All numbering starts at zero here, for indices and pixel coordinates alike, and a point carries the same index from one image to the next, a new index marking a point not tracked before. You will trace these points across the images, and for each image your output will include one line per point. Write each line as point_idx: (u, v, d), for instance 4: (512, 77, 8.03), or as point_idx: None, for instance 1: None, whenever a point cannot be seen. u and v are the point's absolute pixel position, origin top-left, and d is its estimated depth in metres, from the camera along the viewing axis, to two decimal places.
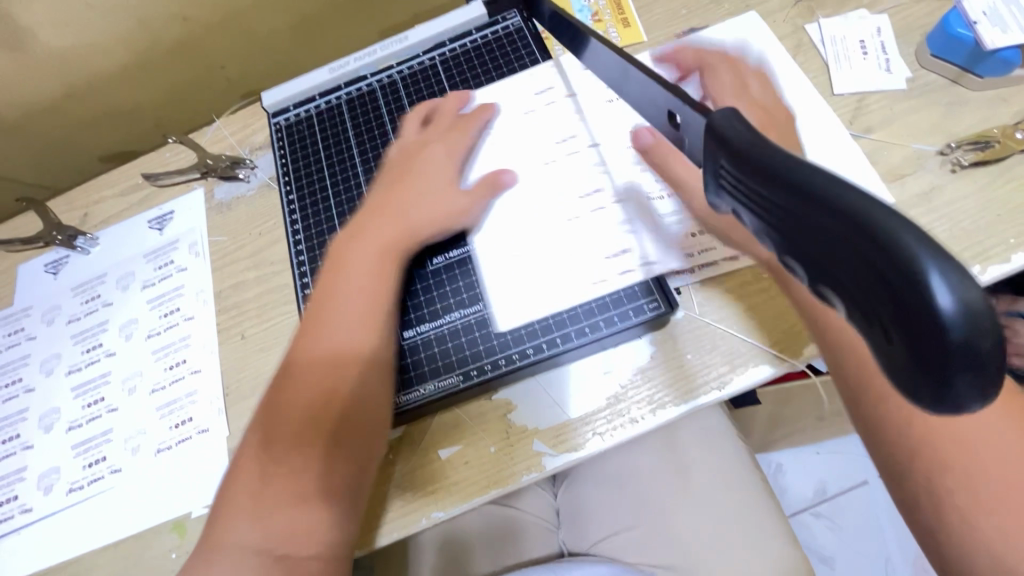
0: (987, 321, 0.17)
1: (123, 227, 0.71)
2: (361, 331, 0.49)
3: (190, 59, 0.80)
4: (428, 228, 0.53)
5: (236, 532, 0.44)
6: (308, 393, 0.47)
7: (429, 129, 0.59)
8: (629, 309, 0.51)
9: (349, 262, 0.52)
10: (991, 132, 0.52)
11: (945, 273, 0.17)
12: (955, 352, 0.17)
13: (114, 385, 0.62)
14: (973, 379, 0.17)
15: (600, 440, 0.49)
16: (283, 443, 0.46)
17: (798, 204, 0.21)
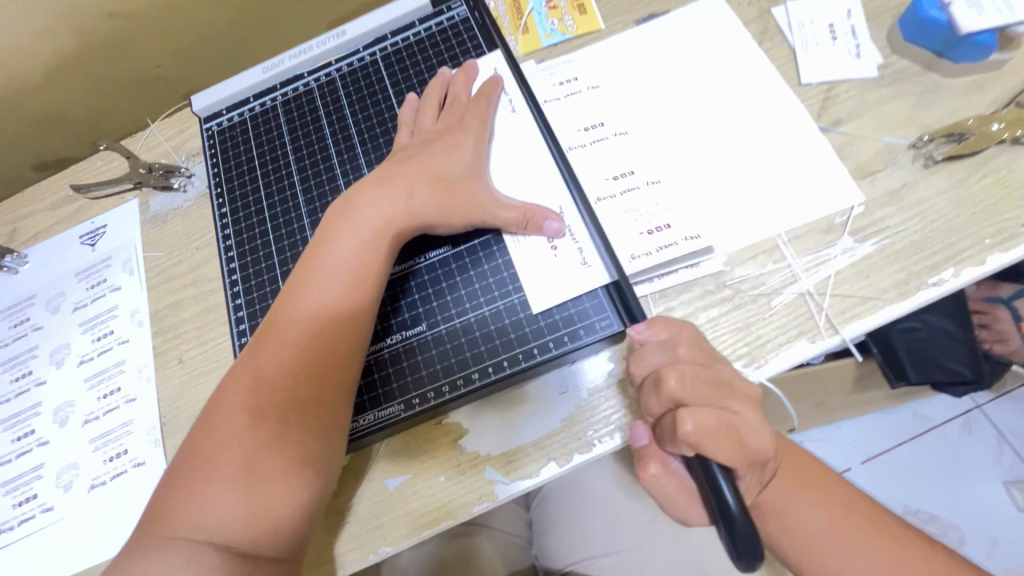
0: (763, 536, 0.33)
1: (53, 243, 0.66)
2: (334, 310, 0.45)
3: (121, 58, 0.74)
4: (395, 220, 0.48)
5: (184, 514, 0.40)
6: (279, 377, 0.43)
7: (446, 116, 0.54)
8: (579, 327, 0.47)
9: (338, 241, 0.48)
10: (966, 122, 0.49)
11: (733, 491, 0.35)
12: (737, 531, 0.34)
13: (46, 416, 0.58)
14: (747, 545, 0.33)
15: (554, 467, 0.46)
16: (250, 426, 0.42)
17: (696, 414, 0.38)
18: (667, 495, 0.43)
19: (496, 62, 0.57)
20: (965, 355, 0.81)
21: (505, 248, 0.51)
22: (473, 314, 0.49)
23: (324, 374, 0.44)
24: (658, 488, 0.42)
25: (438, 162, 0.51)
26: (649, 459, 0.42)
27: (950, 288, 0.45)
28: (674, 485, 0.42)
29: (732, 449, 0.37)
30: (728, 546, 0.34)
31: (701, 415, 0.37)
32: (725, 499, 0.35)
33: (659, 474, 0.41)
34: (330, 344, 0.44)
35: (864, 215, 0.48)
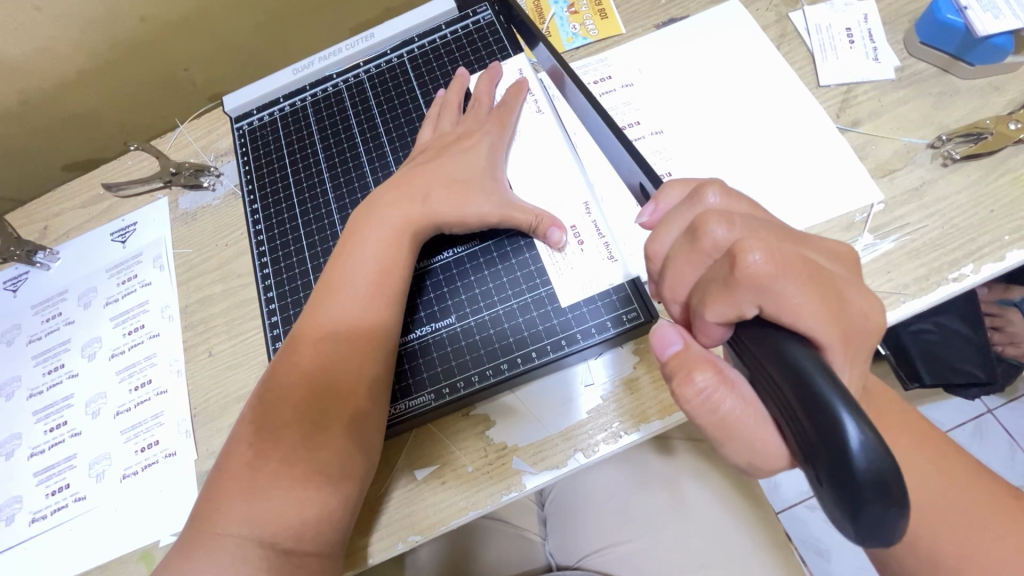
0: (891, 472, 0.25)
1: (84, 240, 0.68)
2: (363, 311, 0.46)
3: (151, 61, 0.76)
4: (415, 218, 0.50)
5: (227, 512, 0.41)
6: (315, 377, 0.45)
7: (469, 117, 0.55)
8: (606, 320, 0.48)
9: (370, 243, 0.49)
10: (984, 122, 0.50)
11: (860, 428, 0.26)
12: (860, 485, 0.25)
13: (78, 408, 0.59)
14: (875, 496, 0.25)
15: (582, 457, 0.47)
16: (290, 425, 0.43)
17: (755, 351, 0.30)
18: (715, 430, 0.32)
19: (521, 65, 0.58)
20: (979, 357, 0.82)
21: (532, 243, 0.52)
22: (501, 307, 0.51)
23: (357, 375, 0.45)
24: (703, 411, 0.32)
25: (462, 160, 0.52)
26: (694, 365, 0.32)
27: (970, 283, 0.46)
28: (745, 439, 0.32)
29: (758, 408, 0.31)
30: (838, 498, 0.26)
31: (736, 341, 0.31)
32: (847, 440, 0.26)
33: (708, 388, 0.31)
34: (363, 345, 0.46)
35: (884, 213, 0.49)
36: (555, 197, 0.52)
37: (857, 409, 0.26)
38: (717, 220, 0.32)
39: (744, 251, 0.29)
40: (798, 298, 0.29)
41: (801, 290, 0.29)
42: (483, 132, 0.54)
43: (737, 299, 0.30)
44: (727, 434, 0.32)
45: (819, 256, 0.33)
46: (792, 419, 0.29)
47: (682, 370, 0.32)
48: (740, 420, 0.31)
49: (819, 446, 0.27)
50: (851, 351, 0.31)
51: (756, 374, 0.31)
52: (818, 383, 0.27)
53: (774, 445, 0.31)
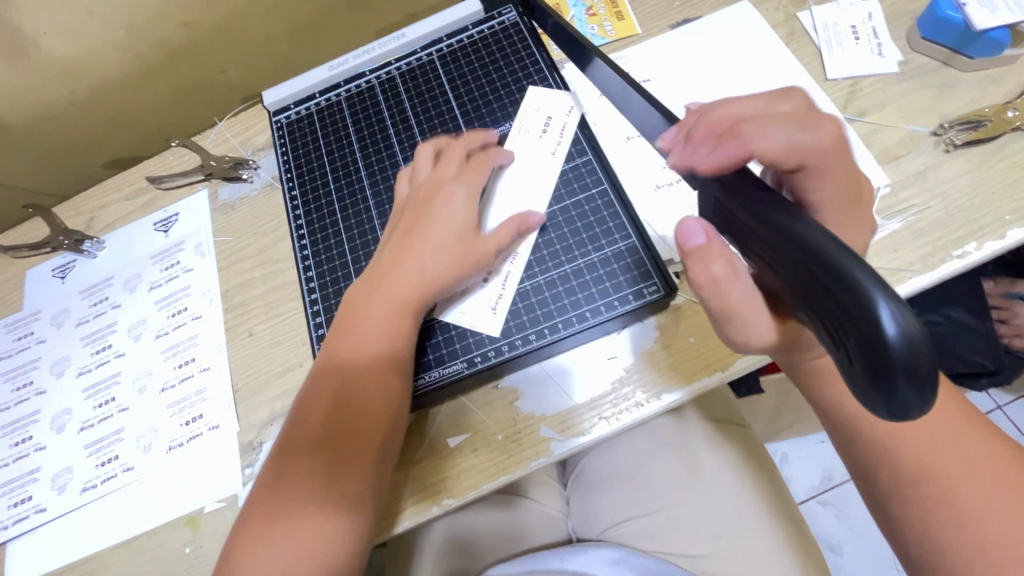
0: (923, 347, 0.25)
1: (128, 230, 0.72)
2: (364, 386, 0.47)
3: (191, 64, 0.81)
4: (405, 292, 0.50)
5: (255, 540, 0.44)
6: (328, 411, 0.47)
7: (444, 171, 0.56)
8: (627, 294, 0.51)
9: (376, 293, 0.50)
10: (983, 111, 0.53)
11: (891, 306, 0.25)
12: (893, 364, 0.25)
13: (125, 385, 0.63)
14: (904, 372, 0.25)
15: (606, 424, 0.50)
16: (307, 459, 0.46)
17: (784, 256, 0.31)
18: (720, 311, 0.36)
19: (543, 62, 0.62)
20: (985, 347, 0.84)
21: (557, 223, 0.55)
22: (528, 282, 0.54)
23: (367, 407, 0.47)
24: (714, 296, 0.36)
25: (448, 218, 0.52)
26: (719, 256, 0.35)
27: (974, 260, 0.49)
28: (743, 318, 0.36)
29: (755, 307, 0.35)
30: (868, 375, 0.26)
31: (738, 266, 0.35)
32: (879, 318, 0.25)
33: (723, 277, 0.35)
34: (370, 383, 0.48)
35: (890, 196, 0.52)
36: (579, 182, 0.56)
37: (891, 293, 0.26)
38: (821, 128, 0.34)
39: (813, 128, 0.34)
40: (829, 187, 0.35)
41: (836, 182, 0.35)
42: (464, 184, 0.54)
43: (793, 159, 0.34)
44: (729, 315, 0.36)
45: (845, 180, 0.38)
46: (838, 337, 0.28)
47: (693, 261, 0.36)
48: (747, 303, 0.35)
49: (849, 328, 0.27)
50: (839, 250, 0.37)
51: (755, 255, 0.35)
52: (857, 276, 0.27)
53: (768, 331, 0.36)
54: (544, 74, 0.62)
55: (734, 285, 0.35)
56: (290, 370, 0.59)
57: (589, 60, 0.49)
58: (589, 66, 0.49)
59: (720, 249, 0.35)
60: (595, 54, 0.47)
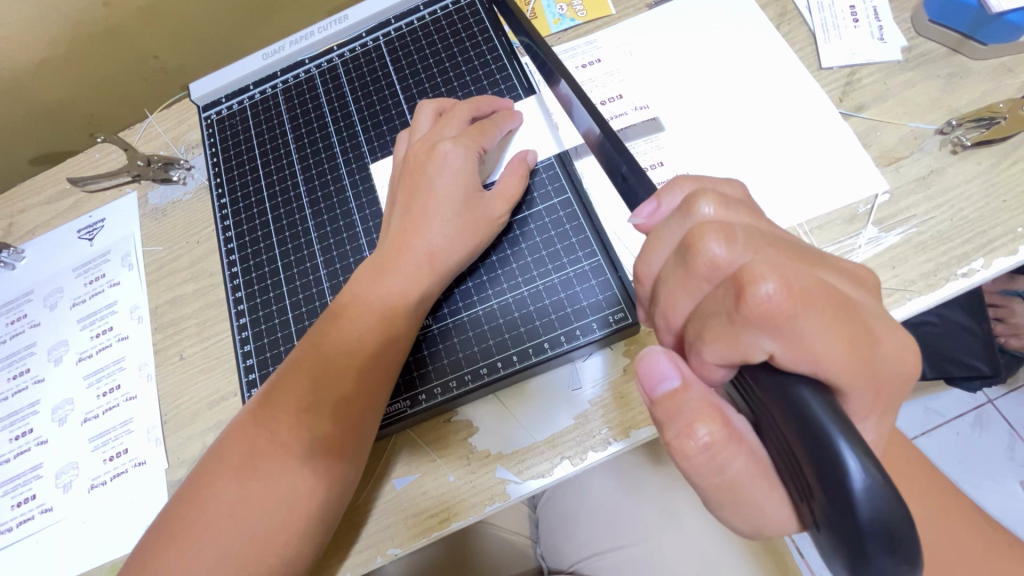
0: (897, 512, 0.22)
1: (49, 238, 0.65)
2: (360, 382, 0.42)
3: (118, 48, 0.73)
4: (416, 274, 0.45)
5: (194, 541, 0.39)
6: (312, 406, 0.42)
7: (443, 126, 0.48)
8: (592, 321, 0.45)
9: (382, 279, 0.45)
10: (996, 106, 0.47)
11: (864, 467, 0.22)
12: (867, 538, 0.22)
13: (44, 415, 0.57)
14: (881, 542, 0.22)
15: (570, 465, 0.45)
16: (277, 463, 0.41)
17: (789, 432, 0.24)
18: (717, 493, 0.27)
19: (502, 48, 0.55)
20: (982, 352, 0.78)
21: (515, 239, 0.49)
22: (480, 309, 0.48)
23: (352, 403, 0.42)
24: (707, 473, 0.26)
25: (449, 180, 0.46)
26: (696, 413, 0.26)
27: (980, 279, 0.43)
28: (752, 502, 0.27)
29: (769, 495, 0.26)
30: (838, 542, 0.23)
31: (732, 456, 0.26)
32: (850, 482, 0.22)
33: (713, 444, 0.25)
34: (359, 377, 0.42)
35: (889, 204, 0.46)
36: (539, 190, 0.50)
37: (862, 445, 0.22)
38: (769, 272, 0.23)
39: (750, 280, 0.24)
40: (817, 346, 0.23)
41: (824, 332, 0.23)
42: (468, 142, 0.47)
43: (760, 305, 0.23)
44: (732, 496, 0.27)
45: (835, 280, 0.27)
46: (801, 487, 0.24)
47: (668, 426, 0.26)
48: (749, 482, 0.26)
49: (818, 486, 0.23)
50: (874, 403, 0.26)
51: (768, 425, 0.26)
52: (818, 418, 0.23)
53: (786, 510, 0.27)
54: (502, 62, 0.54)
55: (736, 481, 0.26)
56: (223, 399, 0.53)
57: (555, 80, 0.44)
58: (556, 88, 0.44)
59: (701, 398, 0.26)
60: (560, 73, 0.42)
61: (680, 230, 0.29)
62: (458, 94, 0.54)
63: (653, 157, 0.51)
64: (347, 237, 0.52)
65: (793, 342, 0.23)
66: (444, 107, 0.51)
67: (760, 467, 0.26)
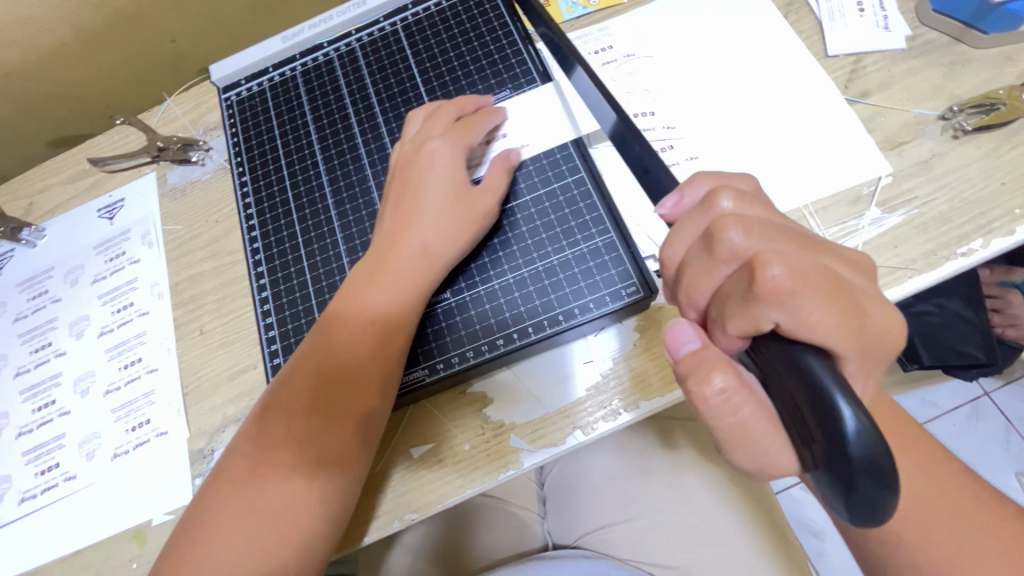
0: (882, 451, 0.23)
1: (69, 217, 0.66)
2: (366, 363, 0.44)
3: (136, 32, 0.74)
4: (417, 261, 0.46)
5: (224, 524, 0.41)
6: (322, 391, 0.44)
7: (430, 126, 0.51)
8: (604, 295, 0.47)
9: (385, 268, 0.46)
10: (997, 93, 0.48)
11: (855, 413, 0.24)
12: (855, 471, 0.24)
13: (66, 387, 0.58)
14: (868, 478, 0.23)
15: (581, 434, 0.46)
16: (294, 447, 0.42)
17: (791, 386, 0.26)
18: (730, 437, 0.29)
19: (518, 34, 0.56)
20: (981, 340, 0.80)
21: (529, 216, 0.50)
22: (496, 283, 0.49)
23: (362, 387, 0.44)
24: (722, 415, 0.28)
25: (439, 176, 0.48)
26: (714, 364, 0.28)
27: (979, 258, 0.45)
28: (761, 447, 0.29)
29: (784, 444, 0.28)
30: (834, 480, 0.25)
31: (741, 400, 0.28)
32: (842, 425, 0.23)
33: (727, 390, 0.28)
34: (367, 361, 0.44)
35: (892, 186, 0.48)
36: (553, 168, 0.51)
37: (851, 390, 0.24)
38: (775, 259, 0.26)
39: (762, 263, 0.26)
40: (820, 318, 0.26)
41: (823, 307, 0.26)
42: (452, 142, 0.49)
43: (764, 292, 0.26)
44: (743, 440, 0.29)
45: (835, 263, 0.29)
46: (802, 433, 0.26)
47: (686, 377, 0.29)
48: (761, 433, 0.28)
49: (821, 440, 0.24)
50: (863, 364, 0.28)
51: (775, 379, 0.27)
52: (818, 373, 0.25)
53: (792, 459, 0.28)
54: (518, 47, 0.56)
55: (744, 425, 0.28)
56: (243, 372, 0.55)
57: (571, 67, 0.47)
58: (571, 74, 0.47)
59: (718, 357, 0.29)
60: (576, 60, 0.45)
61: (701, 222, 0.32)
62: (475, 77, 0.56)
63: (664, 140, 0.52)
64: (366, 215, 0.53)
65: (796, 319, 0.26)
66: (432, 108, 0.53)
67: (762, 428, 0.28)
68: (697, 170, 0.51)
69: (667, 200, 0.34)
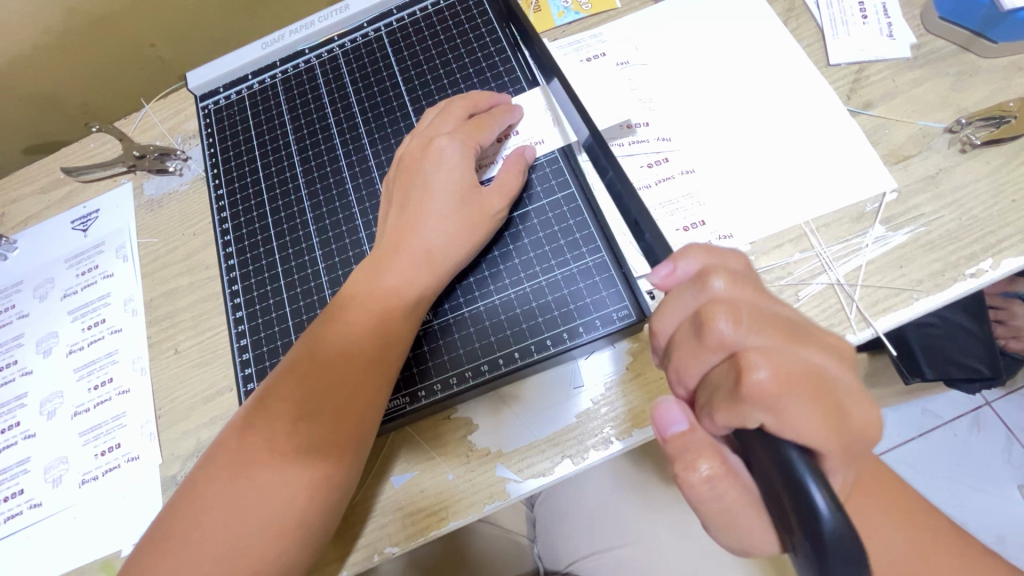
0: (855, 543, 0.24)
1: (41, 229, 0.64)
2: (353, 381, 0.41)
3: (113, 36, 0.71)
4: (414, 273, 0.44)
5: (195, 536, 0.39)
6: (310, 410, 0.41)
7: (438, 124, 0.48)
8: (595, 318, 0.45)
9: (382, 277, 0.44)
10: (1006, 105, 0.46)
11: (832, 507, 0.24)
12: (830, 563, 0.25)
13: (33, 408, 0.56)
14: (843, 567, 0.25)
15: (570, 464, 0.44)
16: (277, 463, 0.40)
17: (773, 480, 0.26)
18: (716, 518, 0.30)
19: (506, 41, 0.54)
20: (985, 353, 0.78)
21: (518, 234, 0.48)
22: (482, 304, 0.47)
23: (349, 404, 0.41)
24: (708, 498, 0.29)
25: (443, 178, 0.45)
26: (699, 451, 0.29)
27: (988, 280, 0.43)
28: (744, 525, 0.30)
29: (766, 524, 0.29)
30: (811, 566, 0.26)
31: (725, 488, 0.29)
32: (819, 516, 0.24)
33: (714, 476, 0.28)
34: (352, 378, 0.41)
35: (896, 203, 0.45)
36: (541, 183, 0.49)
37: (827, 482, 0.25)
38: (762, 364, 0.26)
39: (747, 367, 0.26)
40: (805, 422, 0.26)
41: (809, 412, 0.26)
42: (461, 141, 0.46)
43: (750, 397, 0.26)
44: (727, 518, 0.30)
45: (828, 355, 0.29)
46: (783, 521, 0.27)
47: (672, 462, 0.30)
48: (744, 516, 0.29)
49: (801, 529, 0.25)
50: (847, 460, 0.28)
51: (760, 469, 0.28)
52: (795, 464, 0.25)
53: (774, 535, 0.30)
54: (506, 55, 0.53)
55: (729, 507, 0.29)
56: (219, 394, 0.52)
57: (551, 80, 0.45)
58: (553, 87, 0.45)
59: (704, 444, 0.29)
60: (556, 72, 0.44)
61: (691, 303, 0.31)
62: (462, 86, 0.53)
63: (658, 152, 0.50)
64: (346, 231, 0.51)
65: (780, 423, 0.26)
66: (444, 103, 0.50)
67: (745, 512, 0.29)
68: (692, 184, 0.48)
69: (663, 268, 0.32)
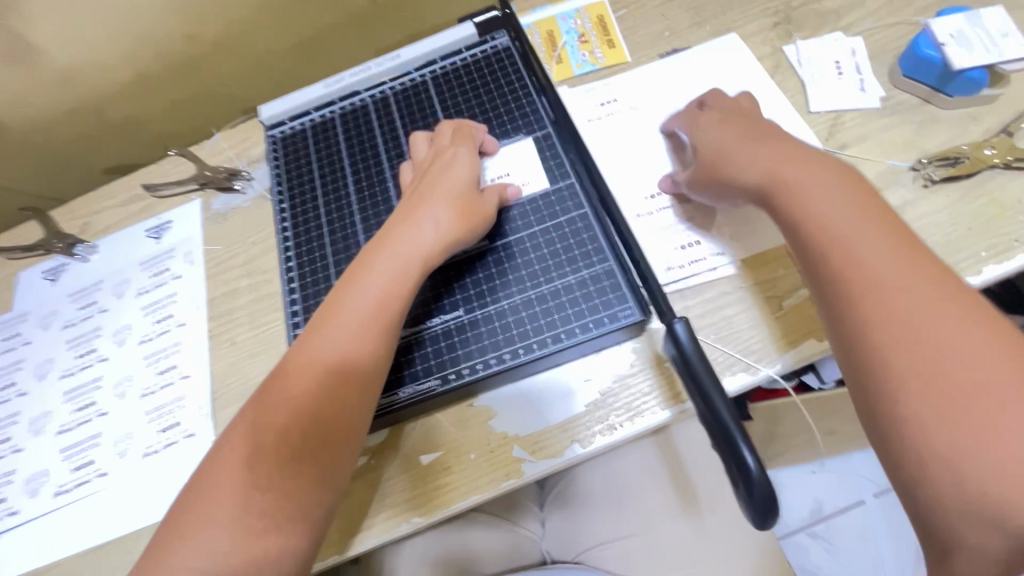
0: (771, 490, 0.35)
1: (120, 236, 0.73)
2: (351, 346, 0.46)
3: (193, 76, 0.83)
4: (409, 253, 0.49)
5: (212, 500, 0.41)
6: (312, 372, 0.45)
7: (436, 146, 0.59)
8: (604, 316, 0.51)
9: (376, 259, 0.49)
10: (961, 148, 0.54)
11: (756, 462, 0.35)
12: (754, 502, 0.35)
13: (105, 390, 0.63)
14: (761, 508, 0.35)
15: (579, 447, 0.50)
16: (282, 425, 0.43)
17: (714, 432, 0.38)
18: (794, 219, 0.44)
19: (532, 86, 0.64)
20: None
21: (537, 244, 0.55)
22: (506, 302, 0.54)
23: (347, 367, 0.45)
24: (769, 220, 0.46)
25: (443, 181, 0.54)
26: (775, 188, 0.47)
27: None
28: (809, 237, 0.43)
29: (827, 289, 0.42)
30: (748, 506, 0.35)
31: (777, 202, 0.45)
32: (748, 467, 0.35)
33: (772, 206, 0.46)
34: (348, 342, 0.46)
35: None
36: (560, 204, 0.57)
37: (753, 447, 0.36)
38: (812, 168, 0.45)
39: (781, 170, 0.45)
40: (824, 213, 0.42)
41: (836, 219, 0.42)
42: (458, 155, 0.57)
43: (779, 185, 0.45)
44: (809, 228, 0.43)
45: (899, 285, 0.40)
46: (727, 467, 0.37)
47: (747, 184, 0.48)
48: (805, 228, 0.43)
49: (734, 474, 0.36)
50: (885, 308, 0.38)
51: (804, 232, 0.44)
52: (733, 432, 0.37)
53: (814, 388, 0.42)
54: (532, 98, 0.63)
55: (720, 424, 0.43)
56: None
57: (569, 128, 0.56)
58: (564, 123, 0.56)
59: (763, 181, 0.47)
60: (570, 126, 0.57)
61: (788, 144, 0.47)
62: (494, 123, 0.63)
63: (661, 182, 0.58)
64: None
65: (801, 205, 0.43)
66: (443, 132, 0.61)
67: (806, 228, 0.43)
68: (689, 209, 0.56)
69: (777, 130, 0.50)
